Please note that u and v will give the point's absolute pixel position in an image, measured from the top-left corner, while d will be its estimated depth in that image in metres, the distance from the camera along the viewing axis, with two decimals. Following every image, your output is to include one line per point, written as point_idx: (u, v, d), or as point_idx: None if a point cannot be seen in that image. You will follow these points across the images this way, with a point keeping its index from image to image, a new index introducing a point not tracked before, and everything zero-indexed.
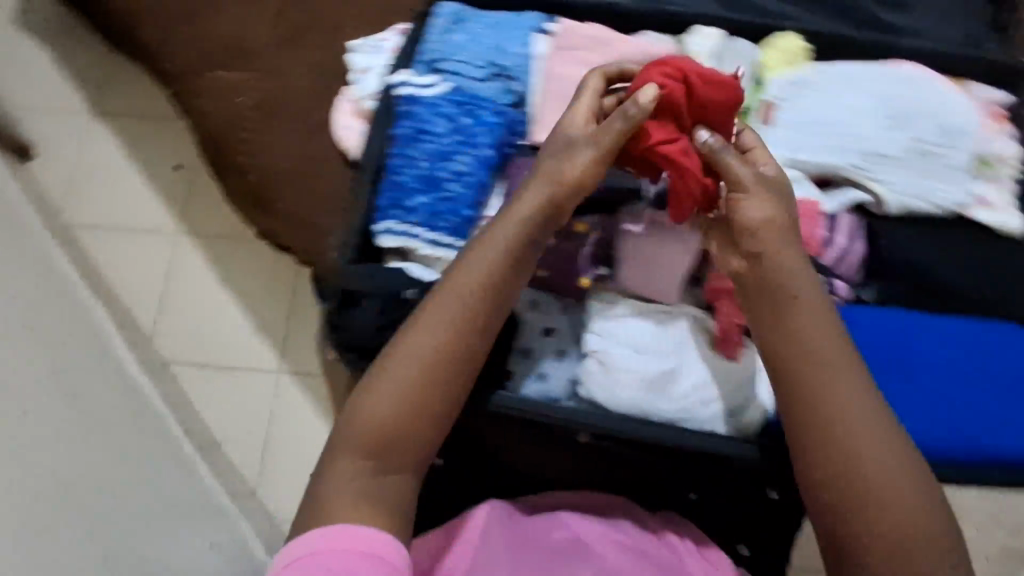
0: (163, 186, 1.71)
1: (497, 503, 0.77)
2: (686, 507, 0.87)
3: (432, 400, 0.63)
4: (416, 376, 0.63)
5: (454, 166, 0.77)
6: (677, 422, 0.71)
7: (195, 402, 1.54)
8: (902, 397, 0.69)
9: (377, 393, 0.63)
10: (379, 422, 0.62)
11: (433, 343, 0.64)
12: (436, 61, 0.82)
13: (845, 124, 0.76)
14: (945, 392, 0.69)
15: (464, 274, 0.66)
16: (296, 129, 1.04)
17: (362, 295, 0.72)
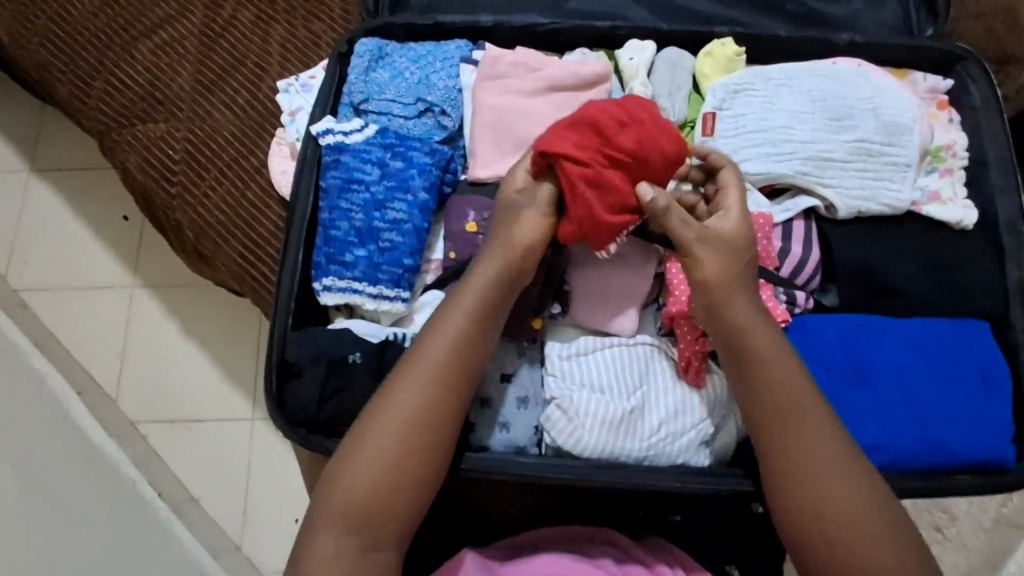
0: (112, 238, 1.65)
1: (475, 556, 0.74)
2: (675, 533, 0.84)
3: (412, 476, 0.60)
4: (394, 451, 0.60)
5: (390, 213, 0.73)
6: (652, 464, 0.69)
7: (167, 459, 1.50)
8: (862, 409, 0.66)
9: (349, 479, 0.59)
10: (356, 503, 0.58)
11: (403, 422, 0.60)
12: (360, 104, 0.78)
13: (788, 130, 0.73)
14: (912, 397, 0.67)
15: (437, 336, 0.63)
16: (229, 180, 1.00)
17: (304, 364, 0.68)
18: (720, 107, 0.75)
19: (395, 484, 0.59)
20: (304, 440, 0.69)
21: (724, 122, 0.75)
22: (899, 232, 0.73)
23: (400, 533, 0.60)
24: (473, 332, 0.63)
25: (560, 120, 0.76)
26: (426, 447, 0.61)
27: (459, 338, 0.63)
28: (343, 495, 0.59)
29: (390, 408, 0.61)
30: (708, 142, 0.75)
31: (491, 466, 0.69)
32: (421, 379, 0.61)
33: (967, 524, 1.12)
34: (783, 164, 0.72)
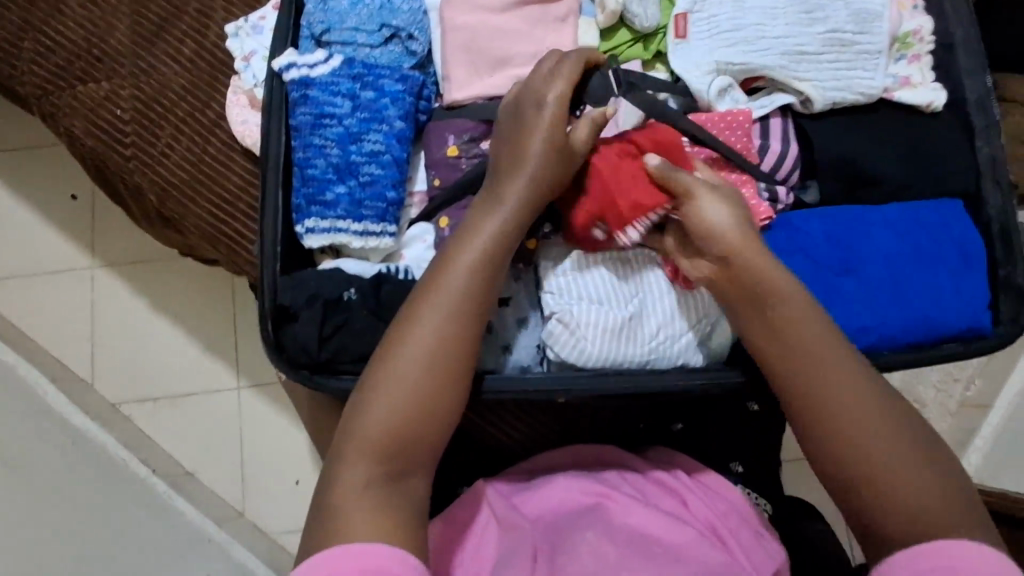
0: (62, 218, 1.56)
1: (493, 487, 0.77)
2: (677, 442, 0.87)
3: (440, 404, 0.60)
4: (416, 376, 0.59)
5: (366, 146, 0.71)
6: (658, 367, 0.71)
7: (157, 439, 1.47)
8: (852, 290, 0.69)
9: (373, 409, 0.59)
10: (384, 430, 0.58)
11: (429, 349, 0.60)
12: (321, 35, 0.74)
13: (761, 26, 0.73)
14: (896, 275, 0.70)
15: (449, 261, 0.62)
16: (188, 136, 0.95)
17: (299, 307, 0.66)
18: (692, 10, 0.74)
19: (422, 409, 0.59)
20: (307, 382, 0.68)
21: (697, 25, 0.74)
22: (872, 120, 0.74)
23: (429, 459, 0.60)
24: (487, 256, 0.63)
25: (533, 36, 0.74)
26: (448, 372, 0.60)
27: (471, 260, 0.62)
28: (363, 429, 0.58)
29: (409, 340, 0.60)
30: (682, 47, 0.74)
31: (500, 388, 0.70)
32: (438, 304, 0.61)
33: (937, 410, 1.19)
34: (759, 62, 0.72)
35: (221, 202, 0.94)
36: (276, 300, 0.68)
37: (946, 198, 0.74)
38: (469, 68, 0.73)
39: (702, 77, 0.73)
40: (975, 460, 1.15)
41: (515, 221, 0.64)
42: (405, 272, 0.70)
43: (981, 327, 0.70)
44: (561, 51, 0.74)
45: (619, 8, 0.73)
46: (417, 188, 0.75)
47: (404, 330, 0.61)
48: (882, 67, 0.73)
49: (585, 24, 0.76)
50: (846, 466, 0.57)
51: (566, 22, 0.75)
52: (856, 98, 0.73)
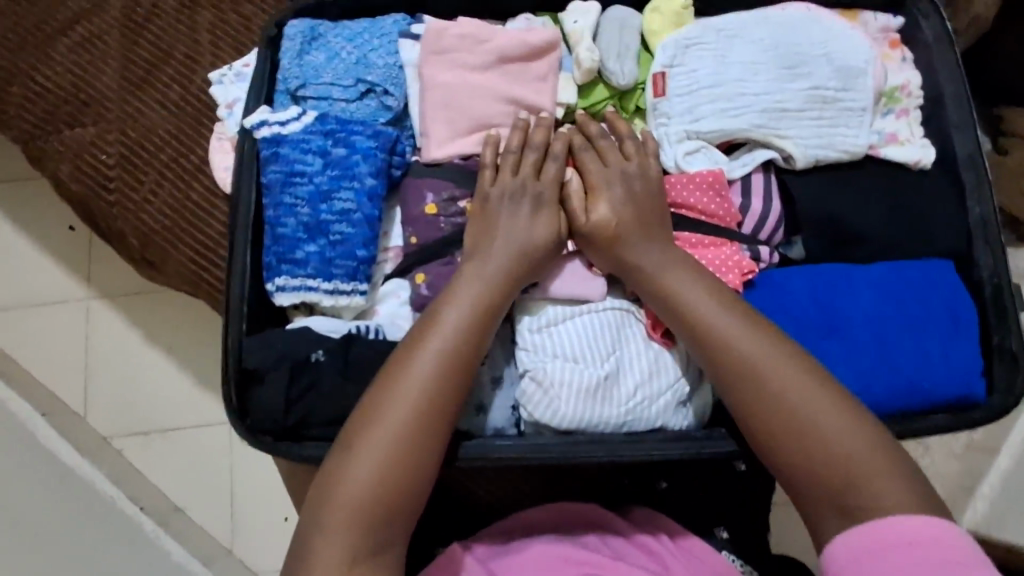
0: (59, 249, 1.58)
1: (475, 550, 0.73)
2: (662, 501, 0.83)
3: (412, 478, 0.58)
4: (396, 447, 0.58)
5: (337, 204, 0.69)
6: (638, 433, 0.69)
7: (148, 472, 1.47)
8: (833, 355, 0.67)
9: (346, 485, 0.57)
10: (362, 502, 0.56)
11: (405, 422, 0.59)
12: (296, 90, 0.73)
13: (742, 83, 0.71)
14: (881, 337, 0.67)
15: (434, 330, 0.62)
16: (173, 182, 0.95)
17: (264, 370, 0.65)
18: (671, 65, 0.73)
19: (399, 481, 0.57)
20: (270, 446, 0.67)
21: (677, 80, 0.73)
22: (858, 177, 0.72)
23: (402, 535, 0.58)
24: (475, 326, 0.63)
25: (511, 92, 0.73)
26: (428, 442, 0.59)
27: (457, 330, 0.62)
28: (337, 506, 0.56)
29: (388, 412, 0.59)
30: (662, 103, 0.73)
31: (476, 451, 0.67)
32: (422, 372, 0.60)
33: (941, 455, 1.15)
34: (738, 120, 0.70)
35: (203, 247, 0.94)
36: (242, 360, 0.67)
37: (935, 257, 0.71)
38: (445, 124, 0.72)
39: (683, 137, 0.71)
40: (976, 514, 1.11)
41: (498, 288, 0.65)
42: (376, 331, 0.69)
43: (972, 395, 0.67)
44: (538, 108, 0.73)
45: (597, 65, 0.73)
46: (391, 246, 0.74)
47: (387, 398, 0.60)
48: (868, 123, 0.71)
49: (564, 80, 0.75)
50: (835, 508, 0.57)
51: (546, 80, 0.74)
52: (841, 154, 0.71)
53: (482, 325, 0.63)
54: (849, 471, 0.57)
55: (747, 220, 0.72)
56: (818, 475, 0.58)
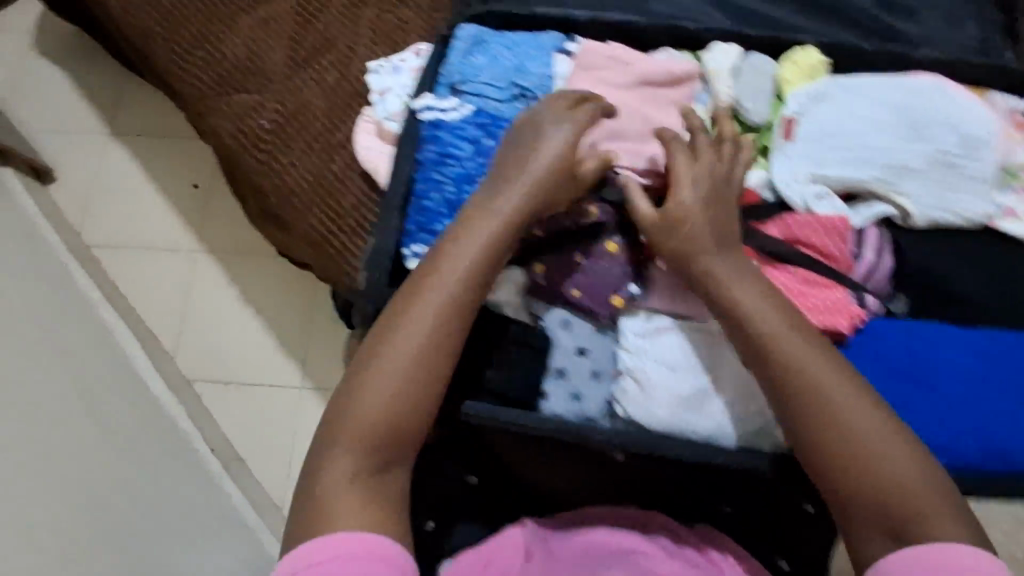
0: (181, 202, 1.73)
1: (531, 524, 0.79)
2: (725, 521, 0.85)
3: (418, 392, 0.64)
4: (408, 364, 0.64)
5: (479, 187, 0.77)
6: (719, 444, 0.71)
7: (219, 419, 1.57)
8: (921, 409, 0.69)
9: (360, 399, 0.63)
10: (374, 413, 0.62)
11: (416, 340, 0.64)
12: (456, 84, 0.82)
13: (868, 138, 0.76)
14: (972, 400, 0.69)
15: (444, 267, 0.67)
16: (316, 152, 1.05)
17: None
18: (801, 113, 0.79)
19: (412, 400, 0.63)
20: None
21: (806, 127, 0.78)
22: (969, 244, 0.75)
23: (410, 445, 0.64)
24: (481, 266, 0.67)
25: (645, 112, 0.78)
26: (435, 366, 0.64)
27: (463, 270, 0.67)
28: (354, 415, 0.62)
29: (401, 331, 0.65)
30: (788, 145, 0.78)
31: (473, 412, 0.72)
32: (428, 303, 0.65)
33: None
34: (860, 172, 0.75)
35: (332, 214, 1.03)
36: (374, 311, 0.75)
37: None
38: None
39: (805, 180, 0.77)
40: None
41: (508, 235, 0.69)
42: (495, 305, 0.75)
43: None
44: (671, 132, 0.78)
45: (732, 102, 0.79)
46: None
47: (401, 324, 0.65)
48: (987, 194, 0.75)
49: (695, 111, 0.80)
50: (857, 508, 0.59)
51: (677, 106, 0.79)
52: (956, 219, 0.75)
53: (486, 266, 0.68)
54: (882, 482, 0.58)
55: (858, 267, 0.74)
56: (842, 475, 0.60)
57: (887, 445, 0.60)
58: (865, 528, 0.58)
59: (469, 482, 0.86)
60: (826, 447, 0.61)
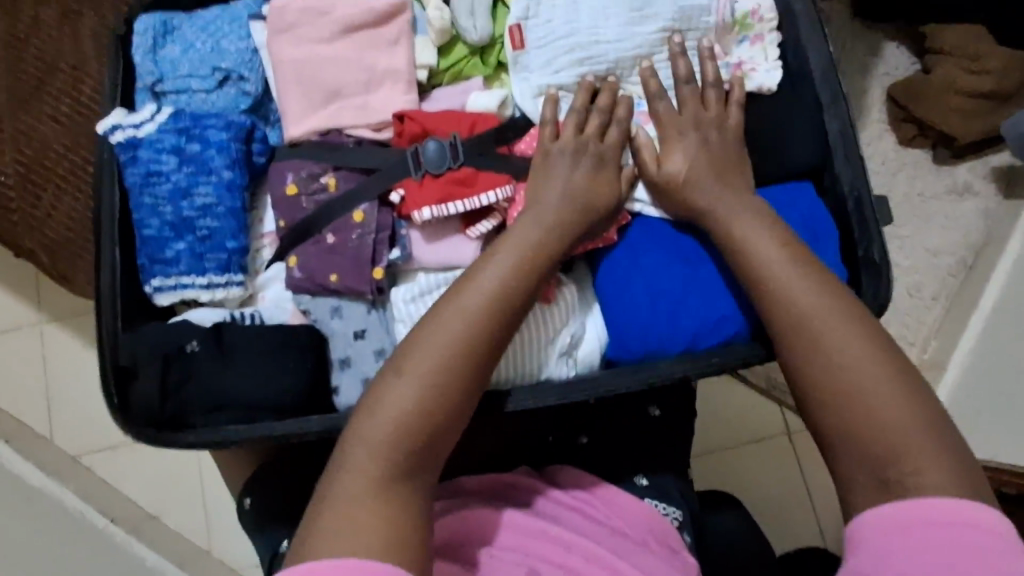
0: (8, 280, 1.55)
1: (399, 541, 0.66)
2: (592, 456, 0.81)
3: (447, 417, 0.57)
4: (442, 390, 0.57)
5: (197, 200, 0.69)
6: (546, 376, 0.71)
7: (118, 484, 1.47)
8: (670, 289, 0.70)
9: (385, 398, 0.56)
10: (392, 438, 0.55)
11: (447, 365, 0.57)
12: (153, 87, 0.73)
13: (595, 28, 0.71)
14: (710, 272, 0.70)
15: (511, 247, 0.62)
16: (76, 197, 0.97)
17: (142, 364, 0.64)
18: (525, 17, 0.72)
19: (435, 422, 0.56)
20: (154, 441, 0.65)
21: (534, 31, 0.72)
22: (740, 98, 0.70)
23: (432, 462, 0.57)
24: (497, 310, 0.59)
25: (365, 61, 0.73)
26: (435, 426, 0.56)
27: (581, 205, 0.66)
28: (376, 424, 0.55)
29: (431, 338, 0.58)
30: (522, 57, 0.72)
31: (122, 414, 0.64)
32: (501, 282, 0.60)
33: None
34: (593, 65, 0.71)
35: None
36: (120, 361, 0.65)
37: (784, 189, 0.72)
38: (303, 105, 0.72)
39: (537, 91, 0.72)
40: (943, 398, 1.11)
41: (578, 215, 0.65)
42: (251, 316, 0.69)
43: None
44: (396, 74, 0.73)
45: (451, 24, 0.73)
46: (264, 232, 0.73)
47: (398, 376, 0.57)
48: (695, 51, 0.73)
49: (420, 44, 0.75)
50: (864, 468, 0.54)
51: (398, 44, 0.74)
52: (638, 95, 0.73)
53: (510, 308, 0.60)
54: (900, 444, 0.53)
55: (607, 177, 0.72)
56: (833, 411, 0.56)
57: (889, 392, 0.54)
58: (863, 477, 0.54)
59: (247, 505, 0.76)
60: (822, 378, 0.57)
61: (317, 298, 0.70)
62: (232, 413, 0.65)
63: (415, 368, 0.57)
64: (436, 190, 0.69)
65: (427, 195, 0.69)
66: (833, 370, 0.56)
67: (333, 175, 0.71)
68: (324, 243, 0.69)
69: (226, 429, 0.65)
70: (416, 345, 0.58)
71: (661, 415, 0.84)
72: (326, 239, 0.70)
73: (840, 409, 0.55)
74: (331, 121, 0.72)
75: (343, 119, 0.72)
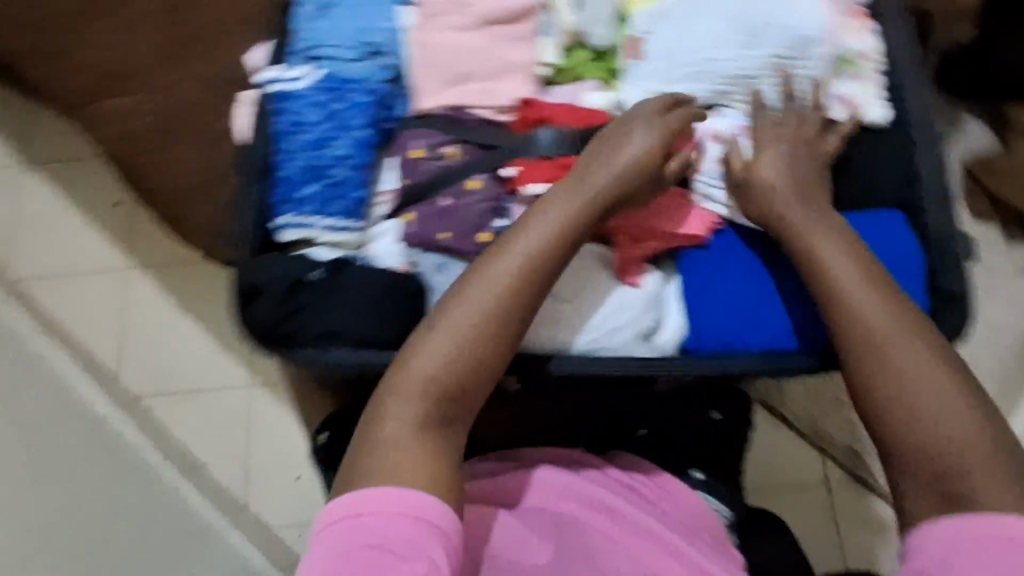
0: (105, 226, 1.66)
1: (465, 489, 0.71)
2: (647, 447, 0.87)
3: (489, 363, 0.59)
4: (483, 344, 0.59)
5: (333, 151, 0.78)
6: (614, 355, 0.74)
7: (173, 428, 1.54)
8: (754, 296, 0.74)
9: (425, 350, 0.59)
10: (431, 387, 0.58)
11: (488, 320, 0.59)
12: (308, 50, 0.82)
13: (710, 49, 0.78)
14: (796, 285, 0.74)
15: (555, 211, 0.64)
16: (204, 146, 1.07)
17: (267, 287, 0.71)
18: (647, 32, 0.81)
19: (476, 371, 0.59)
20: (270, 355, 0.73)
21: (652, 45, 0.80)
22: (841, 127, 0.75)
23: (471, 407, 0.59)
24: (538, 271, 0.61)
25: (497, 52, 0.81)
26: (477, 375, 0.59)
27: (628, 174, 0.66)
28: (415, 373, 0.58)
29: (472, 294, 0.60)
30: (636, 66, 0.81)
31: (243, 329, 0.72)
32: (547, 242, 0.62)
33: None
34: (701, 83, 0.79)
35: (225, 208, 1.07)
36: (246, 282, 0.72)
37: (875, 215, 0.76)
38: (437, 83, 0.80)
39: (646, 99, 0.79)
40: None
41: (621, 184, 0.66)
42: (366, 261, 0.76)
43: None
44: (522, 67, 0.81)
45: (578, 31, 0.82)
46: (382, 190, 0.80)
47: (437, 330, 0.59)
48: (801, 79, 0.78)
49: (544, 44, 0.82)
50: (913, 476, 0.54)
51: (526, 41, 0.82)
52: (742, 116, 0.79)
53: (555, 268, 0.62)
54: (956, 451, 0.53)
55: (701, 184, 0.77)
56: (881, 417, 0.56)
57: (936, 396, 0.55)
58: (909, 474, 0.55)
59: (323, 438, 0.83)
60: (869, 389, 0.57)
61: (425, 255, 0.76)
62: (339, 342, 0.72)
63: (454, 321, 0.59)
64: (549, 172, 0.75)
65: (539, 174, 0.76)
66: (883, 377, 0.56)
67: (455, 147, 0.78)
68: (439, 205, 0.76)
69: (332, 355, 0.72)
70: (455, 304, 0.60)
71: (722, 419, 0.88)
72: (442, 202, 0.76)
73: (890, 416, 0.56)
74: (460, 100, 0.80)
75: (470, 99, 0.80)
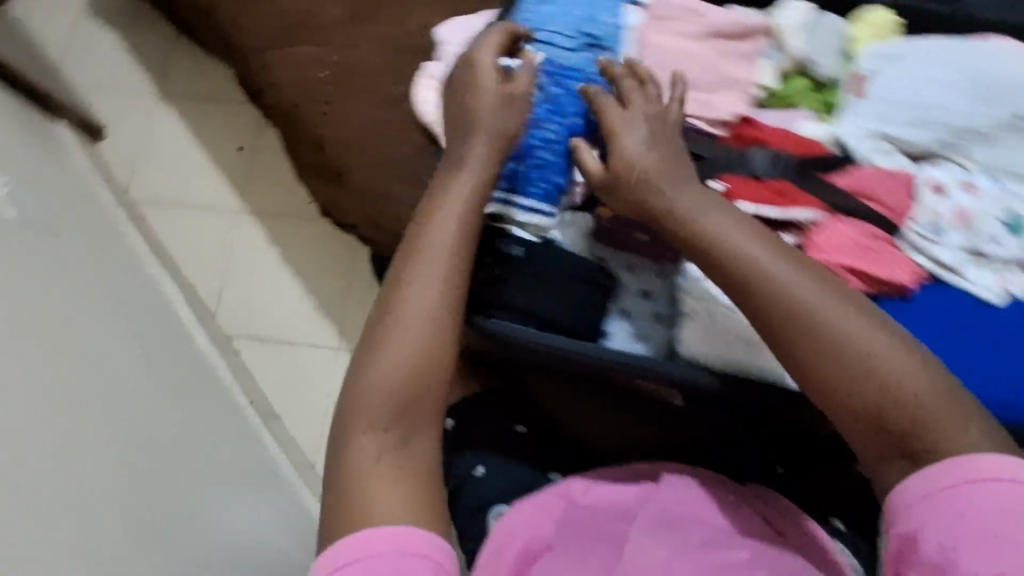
0: (226, 165, 1.69)
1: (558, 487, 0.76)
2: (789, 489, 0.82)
3: (437, 352, 0.65)
4: (424, 342, 0.65)
5: (544, 133, 0.78)
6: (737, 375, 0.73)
7: (257, 374, 1.56)
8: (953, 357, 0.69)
9: (380, 350, 0.64)
10: (388, 388, 0.63)
11: (425, 323, 0.65)
12: (527, 28, 0.81)
13: (941, 99, 0.77)
14: (1005, 353, 0.68)
15: (445, 214, 0.70)
16: (377, 102, 1.07)
17: (474, 256, 0.77)
18: (873, 71, 0.81)
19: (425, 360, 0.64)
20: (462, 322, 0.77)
21: (877, 85, 0.80)
22: None
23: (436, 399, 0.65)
24: (439, 273, 0.67)
25: (718, 65, 0.82)
26: (429, 370, 0.65)
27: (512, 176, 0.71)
28: (380, 371, 0.64)
29: (401, 295, 0.66)
30: (858, 103, 0.81)
31: None
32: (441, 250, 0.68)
33: None
34: (927, 131, 0.77)
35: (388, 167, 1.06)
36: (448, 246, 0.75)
37: None
38: None
39: (865, 136, 0.79)
40: None
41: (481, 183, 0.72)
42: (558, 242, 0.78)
43: None
44: (741, 84, 0.82)
45: (801, 58, 0.84)
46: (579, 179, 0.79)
47: (389, 334, 0.65)
48: None
49: (765, 67, 0.84)
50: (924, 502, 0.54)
51: (749, 59, 0.83)
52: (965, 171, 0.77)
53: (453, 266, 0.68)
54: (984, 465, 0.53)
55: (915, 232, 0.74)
56: (875, 437, 0.57)
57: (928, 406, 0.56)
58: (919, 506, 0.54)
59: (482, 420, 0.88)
60: (850, 414, 0.58)
61: (615, 253, 0.78)
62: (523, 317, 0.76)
63: (392, 318, 0.65)
64: (760, 193, 0.74)
65: (750, 193, 0.74)
66: (847, 394, 0.58)
67: None
68: None
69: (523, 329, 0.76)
70: (390, 312, 0.66)
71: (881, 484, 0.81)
72: None
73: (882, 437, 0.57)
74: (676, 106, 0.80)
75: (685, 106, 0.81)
